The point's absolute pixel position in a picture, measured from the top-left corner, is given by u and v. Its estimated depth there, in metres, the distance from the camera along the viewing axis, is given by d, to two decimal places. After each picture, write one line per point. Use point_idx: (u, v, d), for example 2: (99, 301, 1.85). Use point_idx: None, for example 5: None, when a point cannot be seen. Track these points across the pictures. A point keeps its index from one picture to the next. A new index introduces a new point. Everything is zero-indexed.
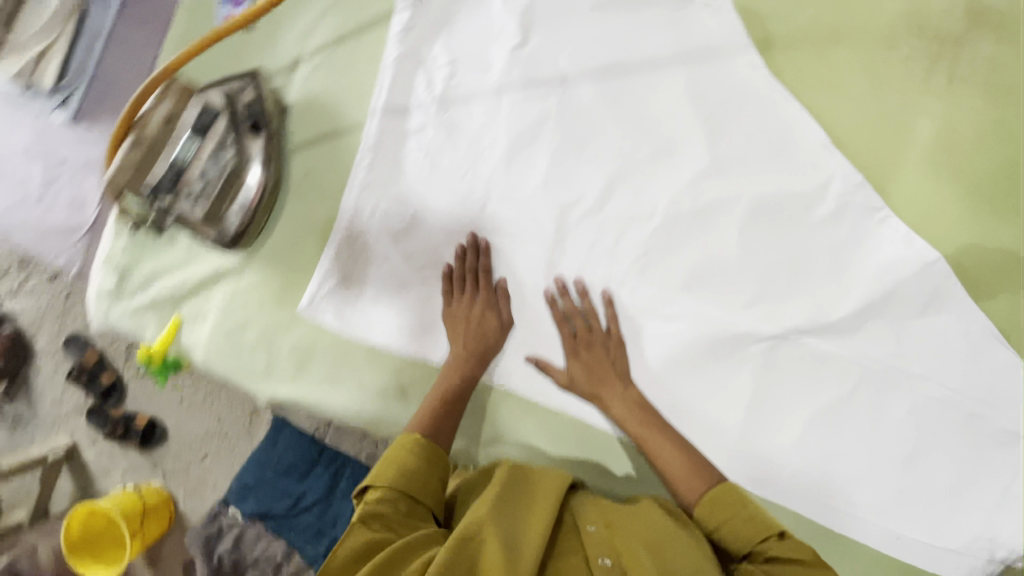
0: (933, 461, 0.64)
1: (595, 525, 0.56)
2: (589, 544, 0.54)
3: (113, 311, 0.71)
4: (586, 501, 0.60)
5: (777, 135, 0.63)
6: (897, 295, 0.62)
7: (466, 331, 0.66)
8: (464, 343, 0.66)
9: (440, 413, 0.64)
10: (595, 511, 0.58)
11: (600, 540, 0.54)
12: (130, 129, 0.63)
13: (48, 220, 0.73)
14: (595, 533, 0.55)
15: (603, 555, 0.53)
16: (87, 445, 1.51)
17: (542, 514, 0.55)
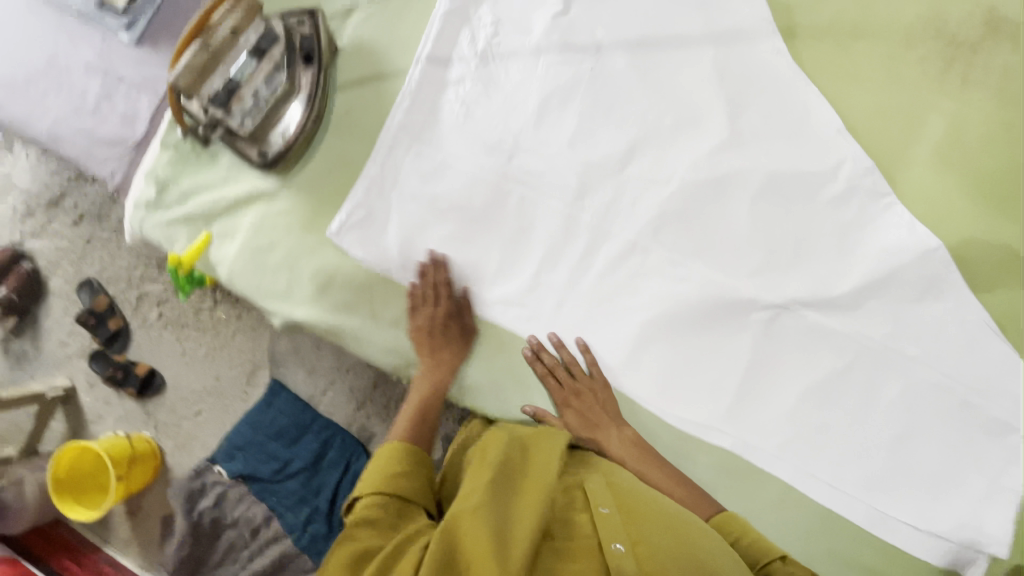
0: (924, 444, 0.65)
1: (607, 507, 0.58)
2: (602, 528, 0.55)
3: (149, 220, 0.74)
4: (597, 480, 0.62)
5: (793, 117, 0.67)
6: (898, 278, 0.65)
7: (430, 346, 0.70)
8: (432, 361, 0.70)
9: (418, 424, 0.71)
10: (605, 492, 0.60)
11: (608, 525, 0.55)
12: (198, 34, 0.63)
13: (98, 131, 0.77)
14: (607, 515, 0.57)
15: (616, 540, 0.54)
16: (84, 390, 1.47)
17: (537, 497, 0.57)
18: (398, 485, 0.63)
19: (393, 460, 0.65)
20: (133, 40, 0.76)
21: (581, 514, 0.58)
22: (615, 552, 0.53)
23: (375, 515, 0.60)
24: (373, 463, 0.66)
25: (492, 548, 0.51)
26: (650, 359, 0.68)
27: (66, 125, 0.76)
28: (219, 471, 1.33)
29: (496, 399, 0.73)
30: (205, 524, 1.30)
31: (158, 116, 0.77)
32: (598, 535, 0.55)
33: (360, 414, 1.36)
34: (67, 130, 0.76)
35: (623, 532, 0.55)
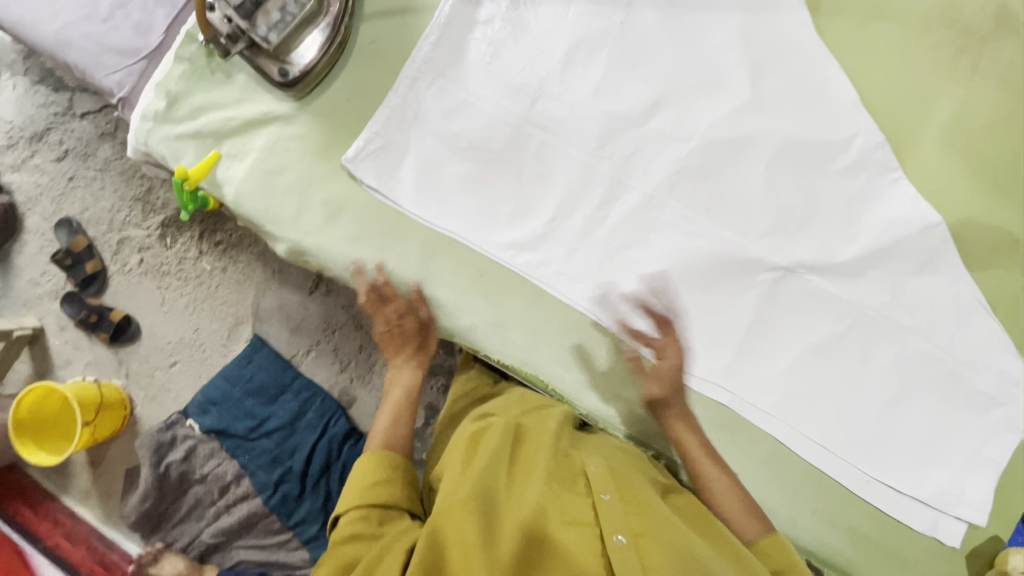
0: (910, 411, 0.68)
1: (608, 494, 0.56)
2: (603, 517, 0.53)
3: (155, 133, 0.72)
4: (598, 466, 0.60)
5: (813, 87, 0.69)
6: (900, 250, 0.67)
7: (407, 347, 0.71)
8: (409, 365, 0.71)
9: (392, 428, 0.68)
10: (604, 477, 0.58)
11: (608, 514, 0.54)
12: None
13: (108, 39, 0.74)
14: (609, 502, 0.55)
15: (618, 531, 0.52)
16: (53, 333, 1.40)
17: (529, 489, 0.57)
18: (385, 491, 0.61)
19: (375, 466, 0.63)
20: None
21: (582, 502, 0.56)
22: (617, 544, 0.51)
23: (364, 522, 0.58)
24: (354, 474, 0.63)
25: (473, 541, 0.50)
26: (658, 312, 0.69)
27: (75, 30, 0.74)
28: (191, 425, 1.26)
29: (499, 339, 0.70)
30: (171, 478, 1.22)
31: (174, 31, 0.75)
32: (600, 524, 0.53)
33: (343, 376, 1.31)
34: (75, 35, 0.74)
35: (624, 521, 0.53)
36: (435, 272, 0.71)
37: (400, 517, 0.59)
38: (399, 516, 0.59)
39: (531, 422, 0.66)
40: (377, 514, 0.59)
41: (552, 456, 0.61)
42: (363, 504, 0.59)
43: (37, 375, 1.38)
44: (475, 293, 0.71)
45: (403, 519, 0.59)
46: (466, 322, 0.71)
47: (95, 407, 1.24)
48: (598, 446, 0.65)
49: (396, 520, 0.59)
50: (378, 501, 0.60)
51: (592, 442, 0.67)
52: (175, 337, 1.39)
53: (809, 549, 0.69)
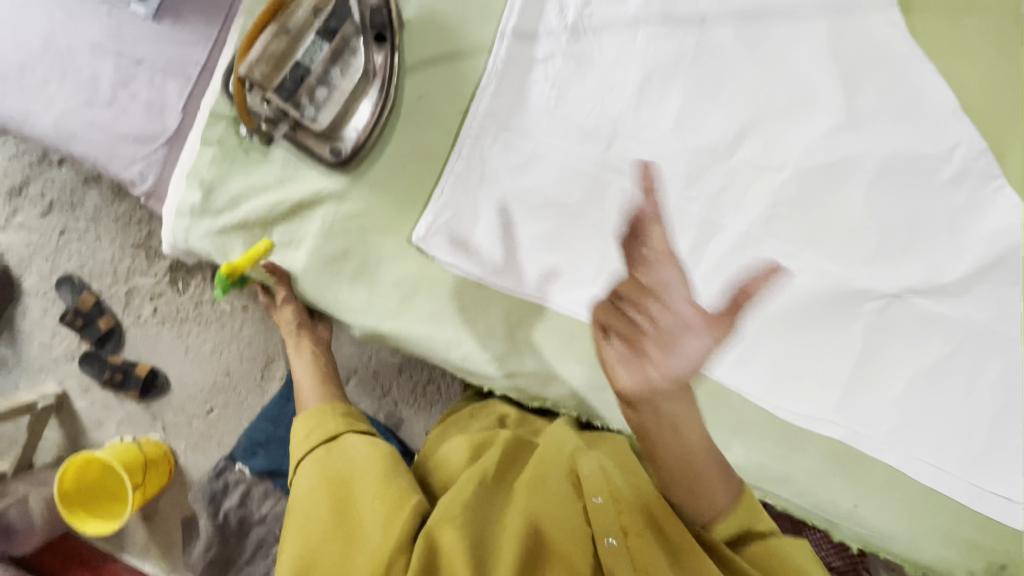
0: (1020, 422, 0.67)
1: (600, 496, 0.61)
2: (596, 521, 0.59)
3: (196, 230, 0.65)
4: (593, 465, 0.64)
5: (910, 96, 0.63)
6: (1006, 261, 0.64)
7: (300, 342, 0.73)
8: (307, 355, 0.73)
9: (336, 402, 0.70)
10: (598, 478, 0.62)
11: (601, 516, 0.59)
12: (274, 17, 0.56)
13: (117, 126, 0.65)
14: (600, 505, 0.60)
15: (608, 534, 0.58)
16: (78, 396, 1.27)
17: (523, 499, 0.60)
18: (332, 430, 0.63)
19: (315, 419, 0.64)
20: (150, 13, 0.63)
21: (575, 504, 0.61)
22: (607, 548, 0.57)
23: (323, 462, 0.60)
24: (295, 433, 0.63)
25: (477, 555, 0.53)
26: (762, 354, 0.66)
27: (78, 119, 0.65)
28: (241, 468, 1.17)
29: (599, 402, 0.67)
30: (231, 524, 1.16)
31: (192, 105, 0.66)
32: (591, 526, 0.59)
33: (386, 401, 1.16)
34: (81, 126, 0.65)
35: (614, 522, 0.59)
36: (523, 343, 0.67)
37: (354, 445, 0.61)
38: (349, 447, 0.61)
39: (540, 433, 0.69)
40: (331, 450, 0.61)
41: (548, 467, 0.64)
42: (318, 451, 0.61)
43: (66, 441, 1.27)
44: (569, 357, 0.67)
45: (352, 446, 0.61)
46: (563, 390, 0.68)
47: (142, 467, 1.16)
48: (606, 445, 0.68)
49: (345, 448, 0.61)
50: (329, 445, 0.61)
51: (617, 440, 0.69)
52: (205, 385, 1.26)
53: (926, 564, 0.69)
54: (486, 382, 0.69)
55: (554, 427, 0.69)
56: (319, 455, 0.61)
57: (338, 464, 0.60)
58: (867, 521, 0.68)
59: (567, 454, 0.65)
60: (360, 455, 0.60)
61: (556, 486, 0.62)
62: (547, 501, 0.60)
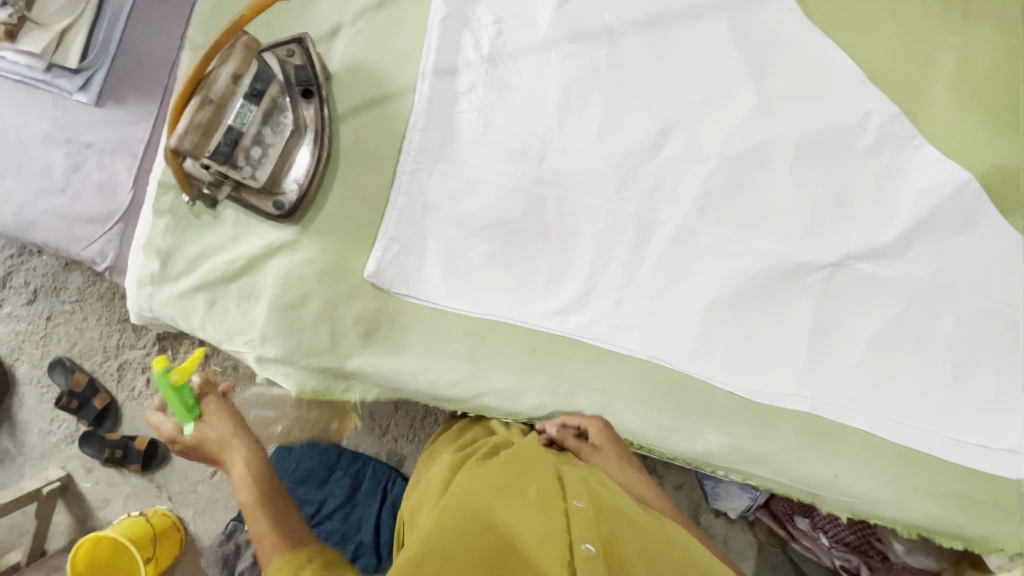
0: (982, 367, 0.68)
1: (581, 500, 0.53)
2: (573, 520, 0.49)
3: (158, 297, 0.67)
4: (577, 476, 0.58)
5: (817, 75, 0.66)
6: (938, 216, 0.66)
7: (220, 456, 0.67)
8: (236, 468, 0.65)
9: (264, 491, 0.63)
10: (581, 485, 0.56)
11: (580, 519, 0.49)
12: (198, 89, 0.57)
13: (73, 210, 0.68)
14: (581, 505, 0.51)
15: (587, 539, 0.45)
16: (82, 477, 1.28)
17: (493, 504, 0.54)
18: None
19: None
20: (92, 100, 0.67)
21: (553, 506, 0.52)
22: (587, 552, 0.43)
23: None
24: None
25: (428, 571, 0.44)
26: (720, 338, 0.68)
27: (36, 208, 0.68)
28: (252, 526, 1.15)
29: (570, 409, 0.68)
30: None
31: (141, 180, 0.69)
32: (569, 534, 0.47)
33: (385, 440, 1.14)
34: (40, 214, 0.68)
35: (595, 531, 0.47)
36: (488, 361, 0.68)
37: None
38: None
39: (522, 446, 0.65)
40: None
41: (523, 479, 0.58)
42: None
43: (77, 523, 1.28)
44: (534, 368, 0.68)
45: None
46: (532, 403, 0.68)
47: (149, 539, 1.17)
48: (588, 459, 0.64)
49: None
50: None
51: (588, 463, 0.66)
52: None
53: (919, 525, 0.69)
54: (458, 406, 0.70)
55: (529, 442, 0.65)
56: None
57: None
58: (849, 488, 0.68)
59: (550, 467, 0.60)
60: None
61: (532, 493, 0.54)
62: (518, 506, 0.52)
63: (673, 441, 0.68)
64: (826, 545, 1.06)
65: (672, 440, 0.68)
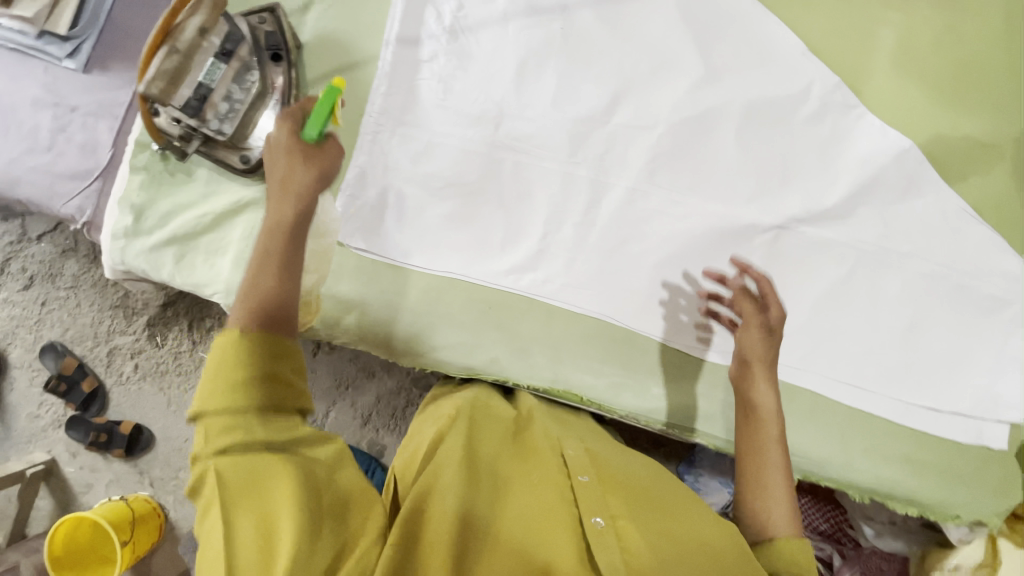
0: (929, 329, 0.70)
1: (586, 476, 0.57)
2: (582, 501, 0.55)
3: (130, 249, 0.70)
4: (577, 450, 0.61)
5: (761, 47, 0.70)
6: (880, 180, 0.69)
7: (281, 183, 0.52)
8: (279, 201, 0.51)
9: (289, 223, 0.51)
10: (583, 460, 0.60)
11: (589, 495, 0.55)
12: (166, 38, 0.60)
13: (56, 168, 0.72)
14: (587, 484, 0.57)
15: (596, 513, 0.54)
16: (66, 462, 1.20)
17: (505, 490, 0.57)
18: (245, 412, 0.41)
19: (225, 366, 0.42)
20: (79, 66, 0.72)
21: (561, 486, 0.57)
22: (595, 527, 0.53)
23: (222, 457, 0.41)
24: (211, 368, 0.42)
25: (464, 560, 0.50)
26: (667, 298, 0.70)
27: (20, 165, 0.71)
28: None
29: (522, 364, 0.71)
30: None
31: (122, 140, 0.74)
32: (578, 508, 0.55)
33: (366, 429, 1.12)
34: (24, 170, 0.72)
35: (602, 504, 0.55)
36: (444, 316, 0.70)
37: (270, 532, 0.41)
38: (274, 529, 0.41)
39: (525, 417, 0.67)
40: (254, 461, 0.41)
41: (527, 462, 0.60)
42: (233, 451, 0.41)
43: (59, 509, 1.20)
44: (489, 325, 0.70)
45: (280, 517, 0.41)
46: (486, 358, 0.71)
47: (130, 524, 1.09)
48: (583, 432, 0.67)
49: (271, 471, 0.41)
50: (240, 433, 0.41)
51: (575, 425, 0.70)
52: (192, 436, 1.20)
53: (869, 488, 0.69)
54: (415, 361, 0.72)
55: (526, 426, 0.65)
56: (223, 451, 0.41)
57: (241, 518, 0.41)
58: (799, 448, 0.69)
59: (548, 440, 0.63)
60: (295, 513, 0.41)
61: (538, 478, 0.58)
62: (529, 494, 0.56)
63: (623, 398, 0.71)
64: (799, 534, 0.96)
65: (621, 396, 0.71)
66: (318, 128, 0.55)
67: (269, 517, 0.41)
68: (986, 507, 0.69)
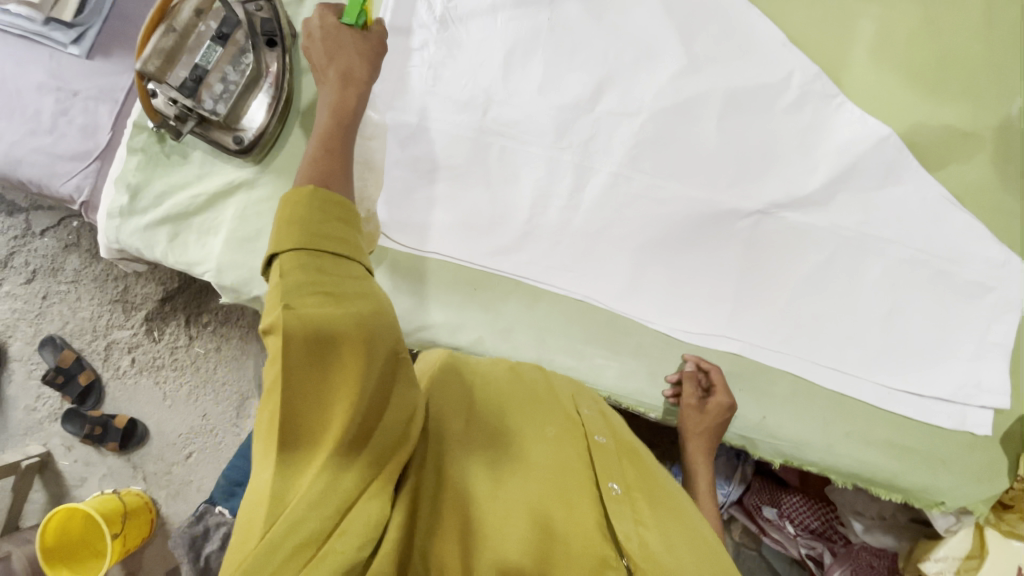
0: (910, 316, 0.70)
1: (603, 437, 0.53)
2: (599, 462, 0.50)
3: (126, 228, 0.72)
4: (591, 411, 0.58)
5: (742, 39, 0.71)
6: (860, 167, 0.70)
7: (347, 68, 0.54)
8: (339, 88, 0.53)
9: (345, 114, 0.52)
10: (598, 422, 0.56)
11: (605, 458, 0.51)
12: (162, 19, 0.64)
13: (57, 149, 0.74)
14: (604, 445, 0.52)
15: (614, 479, 0.49)
16: (61, 455, 1.18)
17: (518, 441, 0.52)
18: (332, 258, 0.39)
19: (308, 211, 0.40)
20: (83, 53, 0.74)
21: (576, 445, 0.52)
22: (613, 493, 0.48)
23: (300, 305, 0.36)
24: (287, 219, 0.40)
25: (468, 515, 0.46)
26: (650, 282, 0.71)
27: (22, 147, 0.74)
28: (223, 510, 0.97)
29: (507, 344, 0.72)
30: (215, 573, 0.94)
31: (120, 124, 0.76)
32: (594, 469, 0.50)
33: None
34: (25, 151, 0.74)
35: (619, 470, 0.51)
36: (429, 296, 0.72)
37: (321, 419, 0.37)
38: (327, 415, 0.37)
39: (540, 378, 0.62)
40: (327, 334, 0.37)
41: (541, 415, 0.55)
42: (311, 310, 0.36)
43: (53, 503, 1.17)
44: (473, 306, 0.72)
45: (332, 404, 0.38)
46: (470, 337, 0.72)
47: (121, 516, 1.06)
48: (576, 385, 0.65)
49: (339, 359, 0.37)
50: (323, 278, 0.38)
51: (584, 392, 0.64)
52: (185, 427, 1.18)
53: (851, 473, 0.70)
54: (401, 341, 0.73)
55: (537, 372, 0.63)
56: (297, 294, 0.37)
57: (295, 402, 0.37)
58: (779, 430, 0.70)
59: (564, 396, 0.59)
60: (347, 406, 0.37)
61: (554, 434, 0.52)
62: (540, 447, 0.51)
63: (606, 378, 0.72)
64: (790, 534, 0.94)
65: (604, 376, 0.72)
66: (356, 18, 0.57)
67: (321, 407, 0.37)
68: (971, 493, 0.69)
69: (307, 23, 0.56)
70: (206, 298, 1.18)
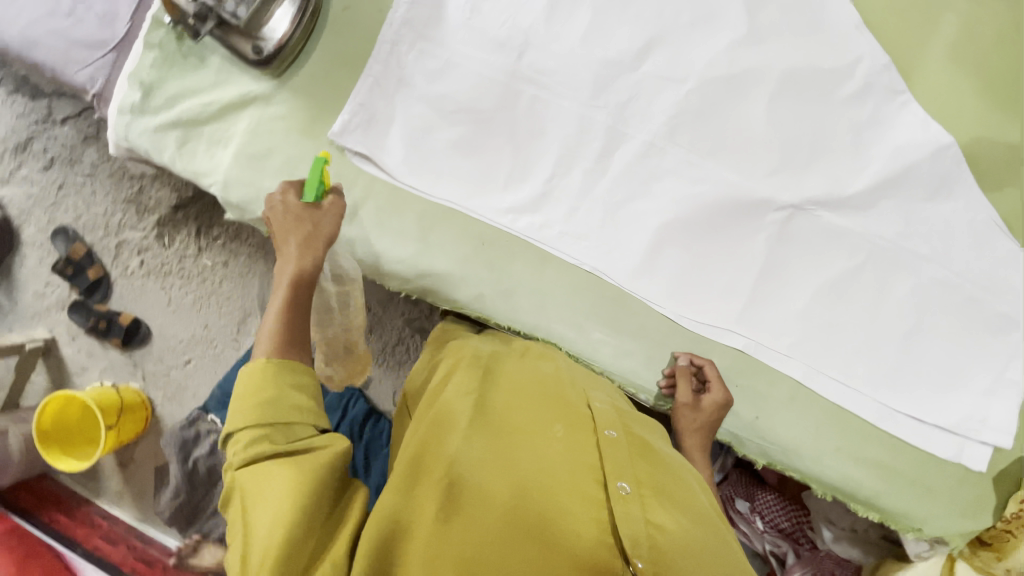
0: (929, 339, 0.67)
1: (614, 431, 0.51)
2: (608, 459, 0.48)
3: (135, 126, 0.69)
4: (603, 404, 0.56)
5: (813, 13, 0.65)
6: (912, 175, 0.65)
7: (306, 236, 0.60)
8: (300, 249, 0.59)
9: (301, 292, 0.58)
10: (610, 414, 0.53)
11: (614, 455, 0.48)
12: None
13: (73, 33, 0.71)
14: (615, 439, 0.50)
15: (621, 479, 0.46)
16: (65, 342, 1.20)
17: (524, 440, 0.50)
18: (269, 425, 0.47)
19: (259, 382, 0.49)
20: None
21: (584, 442, 0.50)
22: (620, 493, 0.45)
23: (249, 469, 0.45)
24: (241, 391, 0.49)
25: (458, 501, 0.45)
26: (664, 264, 0.69)
27: (39, 27, 0.70)
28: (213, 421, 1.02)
29: (508, 305, 0.70)
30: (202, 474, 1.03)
31: (140, 16, 0.72)
32: (601, 465, 0.48)
33: None
34: (40, 32, 0.70)
35: (628, 466, 0.48)
36: (437, 242, 0.69)
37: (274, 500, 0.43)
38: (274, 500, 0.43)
39: (550, 371, 0.60)
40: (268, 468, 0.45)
41: (549, 412, 0.53)
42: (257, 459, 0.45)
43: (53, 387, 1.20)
44: (479, 261, 0.69)
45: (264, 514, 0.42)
46: (470, 291, 0.70)
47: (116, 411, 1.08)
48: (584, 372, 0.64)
49: (277, 481, 0.44)
50: (269, 434, 0.46)
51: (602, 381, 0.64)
52: (184, 335, 1.19)
53: (835, 486, 0.68)
54: (402, 285, 0.71)
55: (550, 364, 0.61)
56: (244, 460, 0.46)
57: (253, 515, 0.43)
58: (769, 432, 0.68)
59: (574, 389, 0.57)
60: (289, 508, 0.42)
61: (561, 433, 0.50)
62: (548, 444, 0.50)
63: (603, 355, 0.70)
64: (758, 529, 0.94)
65: (601, 352, 0.70)
66: (315, 193, 0.62)
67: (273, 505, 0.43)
68: (950, 526, 0.67)
69: (270, 201, 0.62)
70: (218, 212, 1.17)
